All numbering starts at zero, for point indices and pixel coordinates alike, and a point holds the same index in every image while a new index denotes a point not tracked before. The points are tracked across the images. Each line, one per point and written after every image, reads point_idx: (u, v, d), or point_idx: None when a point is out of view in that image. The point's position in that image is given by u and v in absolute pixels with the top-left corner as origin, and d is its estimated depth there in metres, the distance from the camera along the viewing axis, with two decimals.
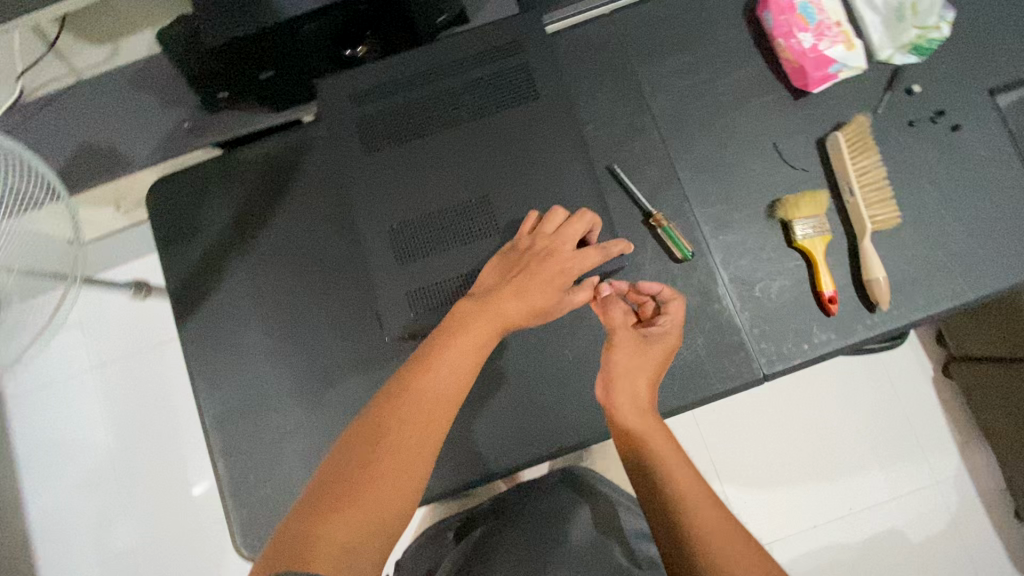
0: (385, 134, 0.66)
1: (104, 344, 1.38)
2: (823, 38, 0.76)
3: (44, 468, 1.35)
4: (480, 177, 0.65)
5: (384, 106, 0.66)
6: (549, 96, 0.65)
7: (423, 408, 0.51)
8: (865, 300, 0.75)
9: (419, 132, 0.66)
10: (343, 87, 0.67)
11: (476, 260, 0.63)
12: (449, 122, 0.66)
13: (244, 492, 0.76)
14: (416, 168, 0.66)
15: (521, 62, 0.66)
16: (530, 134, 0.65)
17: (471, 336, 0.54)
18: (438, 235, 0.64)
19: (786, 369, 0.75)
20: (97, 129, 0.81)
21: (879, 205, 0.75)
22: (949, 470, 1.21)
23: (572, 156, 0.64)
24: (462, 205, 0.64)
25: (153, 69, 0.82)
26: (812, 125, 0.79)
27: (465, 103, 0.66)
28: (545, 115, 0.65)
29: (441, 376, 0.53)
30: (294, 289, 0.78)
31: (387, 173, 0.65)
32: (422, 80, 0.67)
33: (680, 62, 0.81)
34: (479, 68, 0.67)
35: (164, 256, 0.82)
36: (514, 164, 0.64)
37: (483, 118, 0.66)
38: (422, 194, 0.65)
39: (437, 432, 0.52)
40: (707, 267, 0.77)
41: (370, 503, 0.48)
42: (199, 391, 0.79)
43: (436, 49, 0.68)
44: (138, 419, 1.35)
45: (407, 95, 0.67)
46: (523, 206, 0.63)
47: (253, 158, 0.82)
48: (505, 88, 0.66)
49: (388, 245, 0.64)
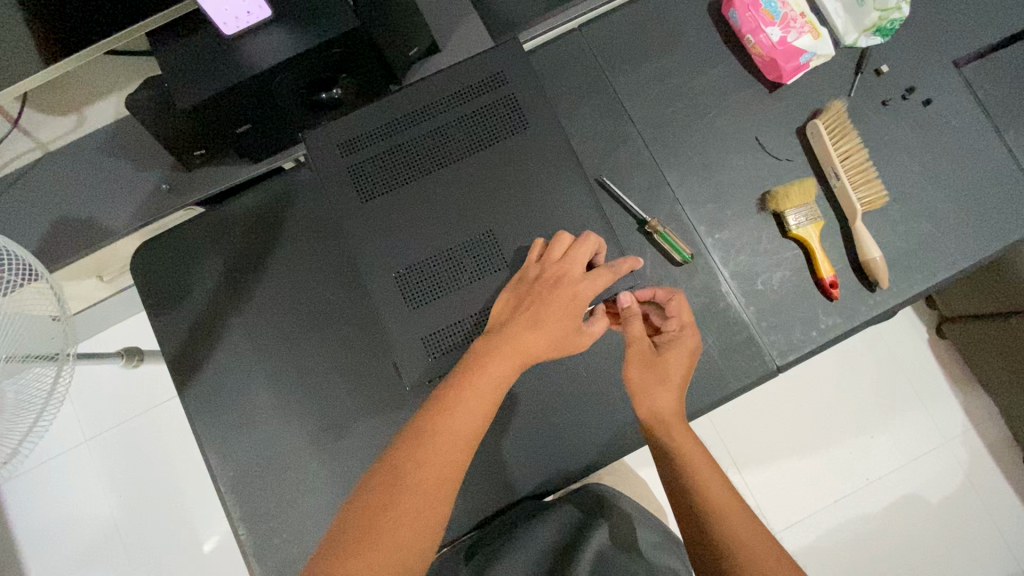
0: (376, 179, 0.65)
1: (97, 413, 1.34)
2: (790, 30, 0.77)
3: (46, 549, 1.29)
4: (479, 210, 0.64)
5: (373, 151, 0.66)
6: (534, 119, 0.66)
7: (442, 449, 0.50)
8: (865, 280, 0.76)
9: (410, 174, 0.65)
10: (329, 136, 0.66)
11: (487, 295, 0.63)
12: (440, 161, 0.66)
13: (269, 554, 0.73)
14: (411, 208, 0.65)
15: (504, 91, 0.66)
16: (522, 165, 0.65)
17: (489, 373, 0.54)
18: (444, 273, 0.63)
19: (798, 358, 0.75)
20: (71, 201, 0.78)
21: (866, 187, 0.76)
22: (957, 428, 1.23)
23: (567, 179, 0.64)
24: (466, 242, 0.64)
25: (123, 132, 0.79)
26: (790, 115, 0.80)
27: (453, 138, 0.66)
28: (534, 141, 0.65)
29: (461, 415, 0.52)
30: (296, 339, 0.77)
31: (386, 219, 0.64)
32: (408, 119, 0.67)
33: (655, 67, 0.81)
34: (462, 103, 0.66)
35: (156, 323, 0.80)
36: (511, 195, 0.64)
37: (473, 151, 0.65)
38: (422, 237, 0.64)
39: (459, 470, 0.51)
40: (708, 267, 0.77)
41: (397, 547, 0.47)
42: (209, 455, 0.76)
43: (418, 86, 0.67)
44: (139, 484, 1.31)
45: (394, 137, 0.66)
46: (525, 235, 0.63)
47: (239, 213, 0.81)
48: (491, 122, 0.66)
49: (395, 290, 0.63)
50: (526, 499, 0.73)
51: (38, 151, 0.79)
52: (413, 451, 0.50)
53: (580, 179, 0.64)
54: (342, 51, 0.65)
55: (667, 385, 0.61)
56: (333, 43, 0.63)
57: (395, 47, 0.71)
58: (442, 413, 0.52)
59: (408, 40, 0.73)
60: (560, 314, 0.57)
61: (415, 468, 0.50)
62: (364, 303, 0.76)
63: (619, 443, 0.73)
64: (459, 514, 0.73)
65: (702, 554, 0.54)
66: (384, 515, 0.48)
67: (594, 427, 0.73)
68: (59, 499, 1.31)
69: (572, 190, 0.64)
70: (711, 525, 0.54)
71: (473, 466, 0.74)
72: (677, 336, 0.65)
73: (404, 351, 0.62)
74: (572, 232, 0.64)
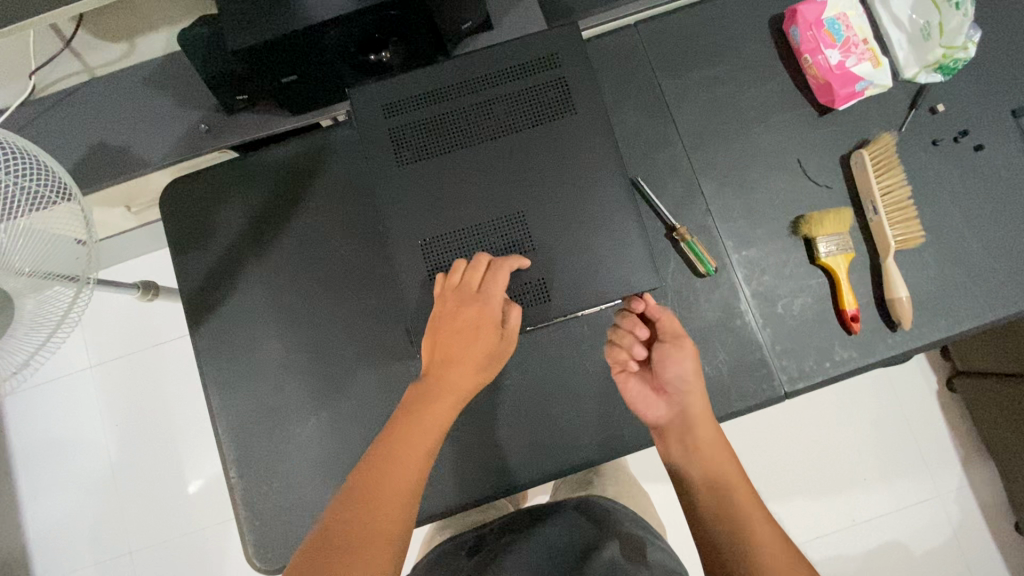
0: (417, 145, 0.65)
1: (104, 342, 1.36)
2: (850, 55, 0.76)
3: (41, 466, 1.33)
4: (516, 190, 0.64)
5: (417, 118, 0.65)
6: (580, 107, 0.65)
7: (393, 485, 0.53)
8: (888, 319, 0.75)
9: (452, 144, 0.65)
10: (374, 97, 0.66)
11: (510, 275, 0.63)
12: (484, 134, 0.65)
13: (258, 502, 0.75)
14: (446, 179, 0.65)
15: (554, 74, 0.66)
16: (565, 151, 0.64)
17: (438, 410, 0.57)
18: (470, 248, 0.63)
19: (808, 387, 0.74)
20: (112, 128, 0.80)
21: (901, 225, 0.75)
22: (952, 483, 1.22)
23: (604, 172, 0.64)
24: (498, 219, 0.63)
25: (169, 68, 0.80)
26: (836, 141, 0.78)
27: (495, 114, 0.65)
28: (576, 129, 0.65)
29: (408, 452, 0.55)
30: (311, 295, 0.77)
31: (421, 184, 0.64)
32: (453, 90, 0.66)
33: (705, 75, 0.80)
34: (515, 79, 0.66)
35: (178, 260, 0.80)
36: (547, 179, 0.64)
37: (514, 131, 0.65)
38: (455, 208, 0.64)
39: (412, 494, 0.54)
40: (730, 283, 0.76)
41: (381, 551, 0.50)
42: (211, 396, 0.77)
43: (467, 58, 0.66)
44: (136, 417, 1.34)
45: (440, 106, 0.66)
46: (555, 221, 0.63)
47: (272, 161, 0.81)
48: (541, 102, 0.65)
49: (422, 260, 0.63)
50: (515, 486, 0.73)
51: (86, 75, 0.81)
52: (375, 482, 0.53)
53: (618, 174, 0.64)
54: (397, 14, 0.65)
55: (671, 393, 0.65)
56: (390, 6, 0.63)
57: (449, 16, 0.71)
58: (390, 453, 0.55)
59: (463, 12, 0.72)
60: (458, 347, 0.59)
61: (381, 497, 0.52)
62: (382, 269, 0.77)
63: (615, 444, 0.73)
64: (447, 491, 0.74)
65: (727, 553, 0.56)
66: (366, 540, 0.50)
67: (592, 425, 0.74)
68: (58, 419, 1.34)
69: (609, 185, 0.63)
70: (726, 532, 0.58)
71: (468, 446, 0.74)
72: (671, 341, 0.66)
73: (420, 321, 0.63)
74: (600, 225, 0.63)
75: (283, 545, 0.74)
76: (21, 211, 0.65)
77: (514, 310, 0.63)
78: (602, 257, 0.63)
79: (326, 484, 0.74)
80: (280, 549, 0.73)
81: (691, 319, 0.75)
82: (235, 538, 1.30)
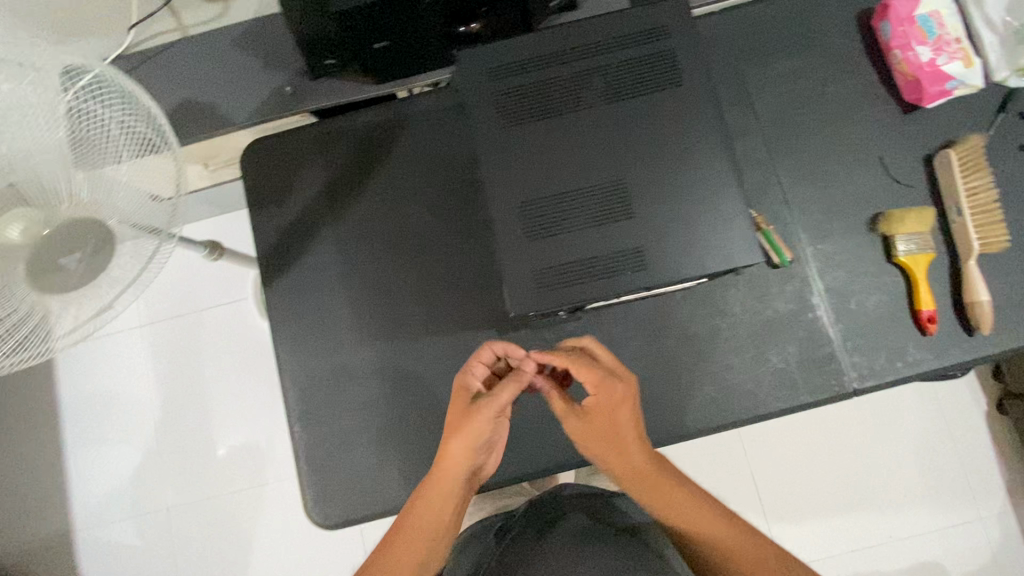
0: (516, 110, 0.66)
1: (156, 302, 1.40)
2: (941, 53, 0.75)
3: (89, 418, 1.37)
4: (614, 159, 0.64)
5: (517, 83, 0.66)
6: (681, 81, 0.65)
7: (419, 525, 0.57)
8: (965, 322, 0.73)
9: (554, 110, 0.65)
10: (475, 61, 0.67)
11: (603, 243, 0.63)
12: (587, 101, 0.65)
13: (320, 458, 0.76)
14: (545, 144, 0.65)
15: (660, 46, 0.66)
16: (665, 123, 0.64)
17: (460, 455, 0.59)
18: (565, 214, 0.64)
19: (877, 385, 0.73)
20: (201, 86, 0.82)
21: (985, 227, 0.73)
22: (996, 506, 1.19)
23: (704, 147, 0.64)
24: (596, 186, 0.64)
25: (259, 30, 0.82)
26: (920, 140, 0.77)
27: (595, 84, 0.66)
28: (678, 101, 0.65)
29: (431, 494, 0.58)
30: (385, 260, 0.79)
31: (523, 147, 0.65)
32: (553, 58, 0.67)
33: (789, 66, 0.79)
34: (617, 50, 0.66)
35: (256, 216, 0.82)
36: (647, 148, 0.64)
37: (614, 101, 0.65)
38: (555, 172, 0.64)
39: (439, 532, 0.57)
40: (803, 275, 0.75)
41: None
42: (280, 352, 0.79)
43: (568, 27, 0.67)
44: (183, 377, 1.37)
45: (540, 72, 0.66)
46: (653, 191, 0.63)
47: (358, 124, 0.83)
48: (646, 74, 0.65)
49: (517, 222, 0.64)
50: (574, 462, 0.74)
51: (177, 34, 0.83)
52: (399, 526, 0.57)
53: (711, 154, 0.64)
54: None
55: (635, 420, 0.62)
56: None
57: None
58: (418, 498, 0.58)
59: None
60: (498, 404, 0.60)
61: (401, 542, 0.56)
62: (483, 240, 0.79)
63: (676, 427, 0.73)
64: None
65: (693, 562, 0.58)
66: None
67: (655, 407, 0.74)
68: (109, 374, 1.38)
69: (706, 163, 0.64)
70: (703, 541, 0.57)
71: None
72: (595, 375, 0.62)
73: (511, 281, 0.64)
74: (696, 198, 0.63)
75: (343, 502, 0.75)
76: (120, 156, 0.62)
77: (610, 277, 0.63)
78: (700, 230, 0.62)
79: (387, 445, 0.75)
80: (338, 505, 0.75)
81: (761, 310, 0.75)
82: (269, 502, 1.32)
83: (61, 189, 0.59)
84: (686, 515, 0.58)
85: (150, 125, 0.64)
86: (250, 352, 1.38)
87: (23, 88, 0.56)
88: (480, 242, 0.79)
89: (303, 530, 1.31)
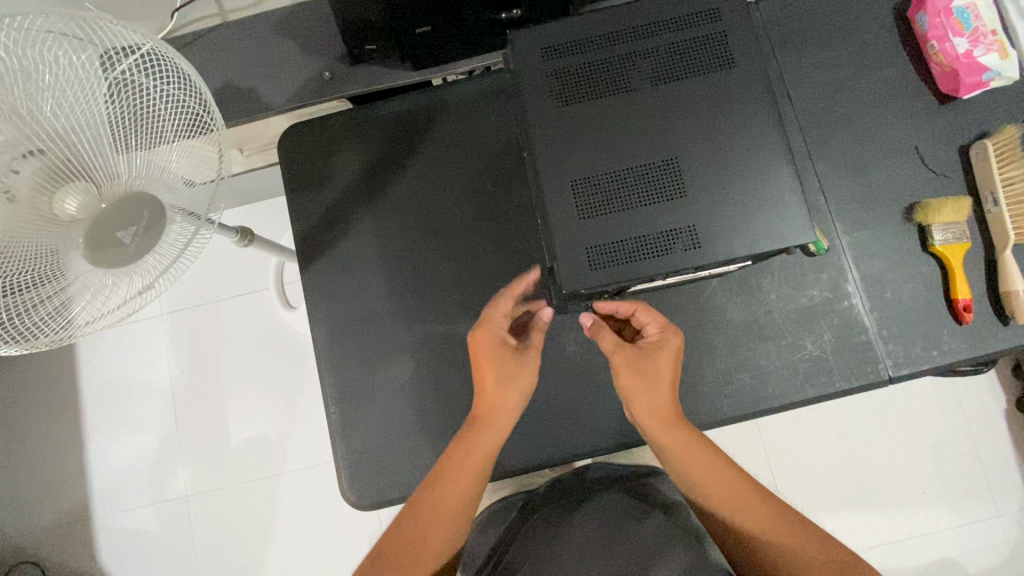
0: (569, 90, 0.66)
1: (178, 290, 1.41)
2: (978, 44, 0.75)
3: (111, 404, 1.38)
4: (668, 138, 0.65)
5: (570, 64, 0.67)
6: (731, 63, 0.66)
7: (451, 489, 0.63)
8: (1000, 311, 0.74)
9: (605, 89, 0.66)
10: (527, 42, 0.68)
11: (657, 221, 0.63)
12: (638, 82, 0.66)
13: (356, 439, 0.77)
14: (599, 123, 0.65)
15: (713, 28, 0.67)
16: (718, 103, 0.65)
17: (494, 430, 0.65)
18: (618, 192, 0.64)
19: (912, 374, 0.74)
20: (241, 70, 0.83)
21: (1021, 217, 0.73)
22: (1017, 504, 1.19)
23: (757, 127, 0.64)
24: (649, 164, 0.64)
25: (299, 15, 0.83)
26: (956, 131, 0.78)
27: (647, 64, 0.67)
28: (730, 82, 0.66)
29: (466, 463, 0.64)
30: (422, 245, 0.80)
31: (576, 125, 0.65)
32: (605, 40, 0.68)
33: (825, 57, 0.80)
34: (670, 32, 0.67)
35: (294, 200, 0.83)
36: (702, 127, 0.65)
37: (667, 81, 0.66)
38: (606, 151, 0.65)
39: (467, 495, 0.64)
40: (839, 264, 0.76)
41: (434, 547, 0.62)
42: (316, 334, 0.80)
43: (620, 12, 0.68)
44: (205, 364, 1.38)
45: (593, 53, 0.67)
46: (708, 169, 0.64)
47: (402, 106, 0.84)
48: (696, 55, 0.67)
49: (570, 201, 0.64)
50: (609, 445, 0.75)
51: (219, 19, 0.85)
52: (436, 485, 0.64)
53: (757, 137, 0.65)
54: None
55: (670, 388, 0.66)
56: None
57: None
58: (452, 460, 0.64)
59: None
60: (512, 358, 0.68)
61: (435, 502, 0.63)
62: (526, 223, 0.80)
63: (712, 413, 0.74)
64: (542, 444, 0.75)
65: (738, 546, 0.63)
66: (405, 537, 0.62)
67: (689, 392, 0.74)
68: (131, 361, 1.39)
69: (752, 145, 0.64)
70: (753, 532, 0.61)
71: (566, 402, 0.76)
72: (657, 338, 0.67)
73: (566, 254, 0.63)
74: (749, 178, 0.64)
75: (379, 483, 0.76)
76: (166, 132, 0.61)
77: (664, 254, 0.62)
78: (751, 208, 0.63)
79: (423, 428, 0.76)
80: (374, 486, 0.75)
81: (795, 297, 0.76)
82: (288, 491, 1.33)
83: (110, 167, 0.59)
84: (723, 491, 0.63)
85: (193, 97, 0.62)
86: (271, 341, 1.39)
87: (75, 62, 0.56)
88: (519, 226, 0.80)
89: (322, 518, 1.31)
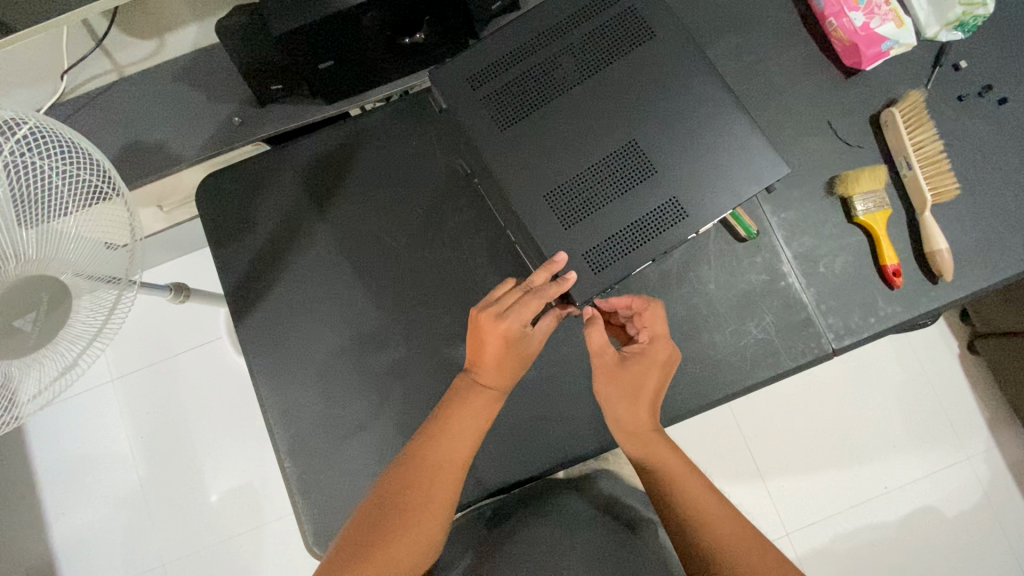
0: (511, 104, 0.66)
1: (125, 352, 1.35)
2: (873, 16, 0.76)
3: (69, 483, 1.31)
4: (620, 123, 0.66)
5: (503, 75, 0.67)
6: (648, 44, 0.67)
7: (430, 471, 0.60)
8: (928, 271, 0.76)
9: (544, 91, 0.66)
10: (454, 68, 0.68)
11: (635, 209, 0.64)
12: (569, 77, 0.67)
13: (314, 489, 0.74)
14: (548, 128, 0.66)
15: (622, 9, 0.68)
16: (649, 76, 0.66)
17: (472, 409, 0.64)
18: (590, 193, 0.65)
19: (854, 343, 0.75)
20: (144, 125, 0.79)
21: (935, 177, 0.76)
22: (979, 445, 1.23)
23: (692, 102, 0.66)
24: (611, 153, 0.65)
25: (201, 62, 0.80)
26: (865, 102, 0.80)
27: (575, 55, 0.67)
28: (656, 61, 0.67)
29: (447, 447, 0.62)
30: (358, 280, 0.78)
31: (522, 136, 0.66)
32: (527, 43, 0.68)
33: (732, 44, 0.81)
34: (585, 20, 0.68)
35: (222, 253, 0.80)
36: (642, 105, 0.66)
37: (599, 66, 0.67)
38: (564, 155, 0.65)
39: (449, 486, 0.61)
40: (772, 245, 0.77)
41: (399, 555, 0.57)
42: (260, 386, 0.77)
43: (530, 18, 0.68)
44: (163, 425, 1.33)
45: (523, 57, 0.67)
46: (664, 147, 0.65)
47: (342, 131, 0.82)
48: (614, 37, 0.67)
49: (551, 211, 0.65)
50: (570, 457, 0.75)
51: (113, 75, 0.80)
52: (420, 474, 0.60)
53: (675, 128, 0.66)
54: None
55: (643, 394, 0.67)
56: None
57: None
58: (433, 442, 0.62)
59: None
60: (497, 351, 0.63)
61: (411, 492, 0.59)
62: (492, 226, 0.79)
63: (668, 410, 0.74)
64: (506, 465, 0.74)
65: (688, 542, 0.61)
66: (370, 530, 0.57)
67: None
68: (85, 433, 1.33)
69: (684, 125, 0.66)
70: (704, 528, 0.61)
71: (525, 419, 0.75)
72: (654, 344, 0.68)
73: (565, 266, 0.64)
74: (703, 151, 0.65)
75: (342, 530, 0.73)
76: (72, 208, 0.61)
77: (649, 240, 0.64)
78: (701, 176, 0.65)
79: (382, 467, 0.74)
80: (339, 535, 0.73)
81: (733, 283, 0.76)
82: (268, 541, 1.29)
83: (10, 246, 0.56)
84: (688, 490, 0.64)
85: (95, 173, 0.62)
86: (230, 389, 1.35)
87: None
88: (465, 244, 0.79)
89: (306, 565, 1.28)
